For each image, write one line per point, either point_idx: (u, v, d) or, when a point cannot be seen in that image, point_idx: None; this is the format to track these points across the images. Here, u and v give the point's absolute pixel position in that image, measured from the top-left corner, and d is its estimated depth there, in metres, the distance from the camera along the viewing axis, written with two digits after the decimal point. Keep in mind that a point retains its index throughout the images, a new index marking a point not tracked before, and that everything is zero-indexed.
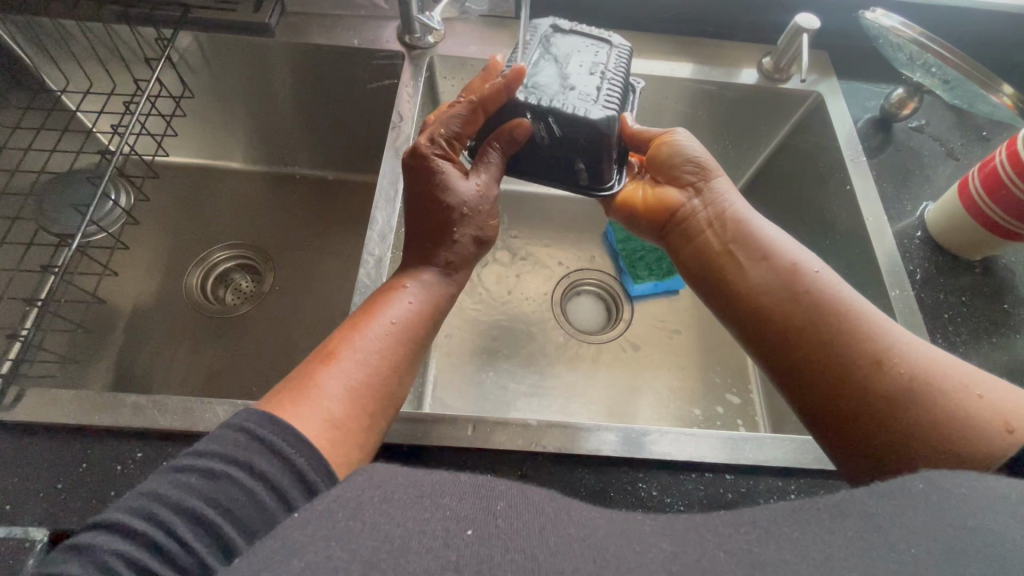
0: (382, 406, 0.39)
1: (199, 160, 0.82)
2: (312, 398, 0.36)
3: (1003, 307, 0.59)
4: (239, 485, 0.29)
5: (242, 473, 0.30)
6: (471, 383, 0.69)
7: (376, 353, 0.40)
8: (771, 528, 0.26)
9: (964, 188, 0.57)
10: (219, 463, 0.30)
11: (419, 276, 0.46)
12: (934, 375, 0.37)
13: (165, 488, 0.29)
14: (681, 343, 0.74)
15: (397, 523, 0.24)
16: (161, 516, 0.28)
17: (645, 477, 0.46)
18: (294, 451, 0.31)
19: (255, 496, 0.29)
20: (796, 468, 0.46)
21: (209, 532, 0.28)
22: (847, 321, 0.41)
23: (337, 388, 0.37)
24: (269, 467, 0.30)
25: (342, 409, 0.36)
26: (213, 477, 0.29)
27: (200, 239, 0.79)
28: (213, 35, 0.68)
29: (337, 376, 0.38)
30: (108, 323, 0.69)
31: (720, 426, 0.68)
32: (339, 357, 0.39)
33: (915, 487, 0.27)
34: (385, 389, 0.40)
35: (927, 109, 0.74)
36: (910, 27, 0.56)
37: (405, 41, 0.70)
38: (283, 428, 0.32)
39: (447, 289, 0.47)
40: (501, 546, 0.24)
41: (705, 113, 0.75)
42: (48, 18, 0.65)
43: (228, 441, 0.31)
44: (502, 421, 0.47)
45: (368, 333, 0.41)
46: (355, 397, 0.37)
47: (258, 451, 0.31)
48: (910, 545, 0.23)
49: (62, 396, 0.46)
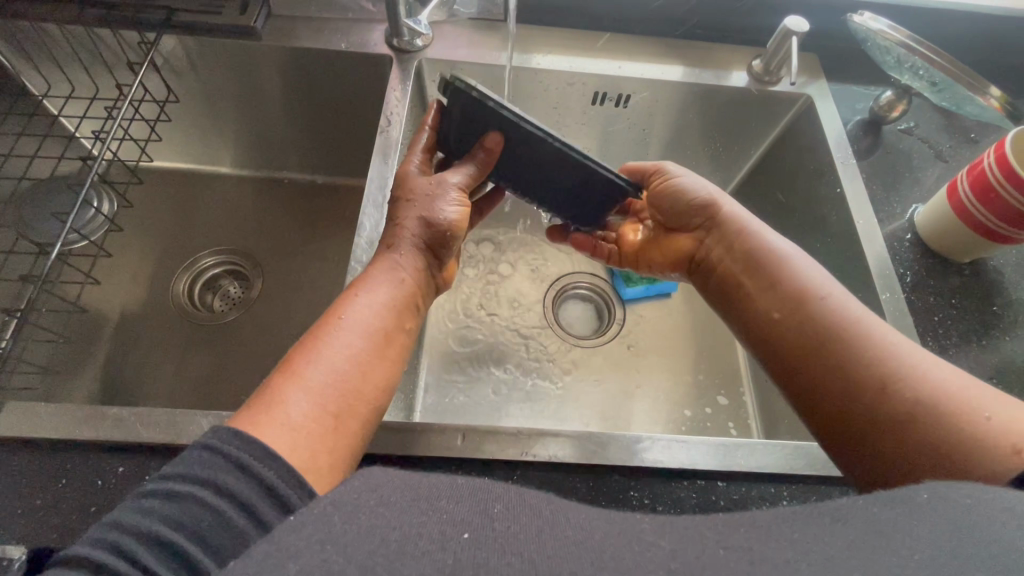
0: (351, 404, 0.37)
1: (184, 164, 0.81)
2: (271, 410, 0.34)
3: (993, 308, 0.59)
4: (203, 506, 0.28)
5: (206, 491, 0.28)
6: (462, 390, 0.68)
7: (336, 356, 0.38)
8: (772, 528, 0.25)
9: (953, 191, 0.58)
10: (182, 483, 0.28)
11: (371, 280, 0.45)
12: (923, 401, 0.36)
13: (126, 515, 0.27)
14: (674, 346, 0.74)
15: (394, 526, 0.24)
16: (122, 544, 0.26)
17: (638, 485, 0.45)
18: (262, 466, 0.30)
19: (223, 516, 0.28)
20: (789, 474, 0.46)
21: (177, 559, 0.27)
22: (839, 335, 0.41)
23: (300, 398, 0.35)
24: (236, 484, 0.29)
25: (310, 413, 0.35)
26: (175, 498, 0.28)
27: (188, 245, 0.78)
28: (199, 38, 0.67)
29: (299, 384, 0.36)
30: (94, 333, 0.67)
31: (710, 428, 0.68)
32: (294, 364, 0.37)
33: (920, 496, 0.27)
34: (348, 385, 0.38)
35: (916, 111, 0.74)
36: (896, 30, 0.56)
37: (394, 44, 0.69)
38: (249, 442, 0.30)
39: (397, 275, 0.46)
40: (499, 549, 0.23)
41: (695, 115, 0.75)
42: (28, 20, 0.63)
43: (192, 459, 0.29)
44: (494, 430, 0.46)
45: (328, 339, 0.39)
46: (318, 399, 0.36)
47: (222, 467, 0.29)
48: (914, 550, 0.23)
49: (39, 410, 0.45)
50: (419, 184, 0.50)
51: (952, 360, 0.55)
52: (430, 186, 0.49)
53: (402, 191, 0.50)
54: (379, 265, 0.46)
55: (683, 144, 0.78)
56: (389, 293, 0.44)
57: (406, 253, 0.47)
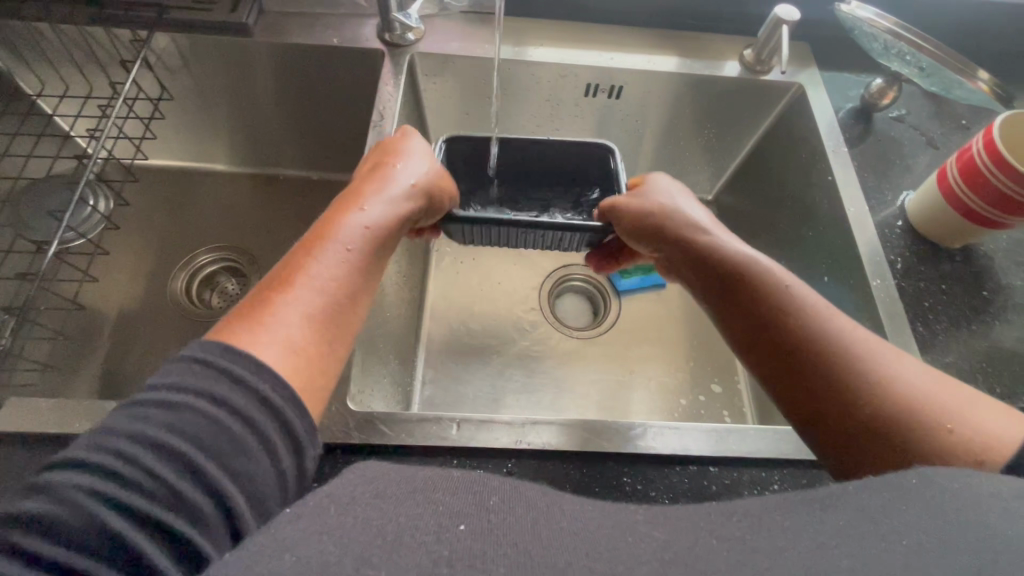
0: (339, 328, 0.38)
1: (180, 162, 0.81)
2: (267, 326, 0.34)
3: (984, 294, 0.59)
4: (205, 416, 0.29)
5: (203, 401, 0.29)
6: (459, 381, 0.69)
7: (330, 277, 0.39)
8: (765, 517, 0.26)
9: (944, 177, 0.58)
10: (181, 395, 0.29)
11: (370, 208, 0.44)
12: (887, 412, 0.36)
13: (122, 423, 0.28)
14: (670, 336, 0.75)
15: (390, 518, 0.24)
16: (127, 447, 0.27)
17: (630, 472, 0.46)
18: (260, 381, 0.31)
19: (222, 424, 0.29)
20: (779, 459, 0.46)
21: (180, 462, 0.27)
22: (807, 330, 0.41)
23: (294, 315, 0.36)
24: (232, 393, 0.30)
25: (301, 337, 0.35)
26: (172, 408, 0.29)
27: (184, 241, 0.78)
28: (191, 36, 0.67)
29: (293, 302, 0.36)
30: (93, 331, 0.68)
31: (705, 415, 0.68)
32: (292, 283, 0.37)
33: (908, 482, 0.27)
34: (337, 309, 0.38)
35: (908, 98, 0.75)
36: (883, 18, 0.56)
37: (386, 39, 0.69)
38: (242, 357, 0.31)
39: (396, 211, 0.45)
40: (496, 540, 0.23)
41: (689, 105, 0.75)
42: (21, 21, 0.63)
43: (185, 372, 0.30)
44: (487, 420, 0.47)
45: (319, 258, 0.39)
46: (314, 321, 0.36)
47: (216, 378, 0.30)
48: (904, 537, 0.24)
49: (38, 404, 0.45)
50: (413, 144, 0.51)
51: (942, 346, 0.55)
52: (418, 152, 0.51)
53: (392, 149, 0.51)
54: (375, 196, 0.45)
55: (677, 133, 0.78)
56: (388, 222, 0.44)
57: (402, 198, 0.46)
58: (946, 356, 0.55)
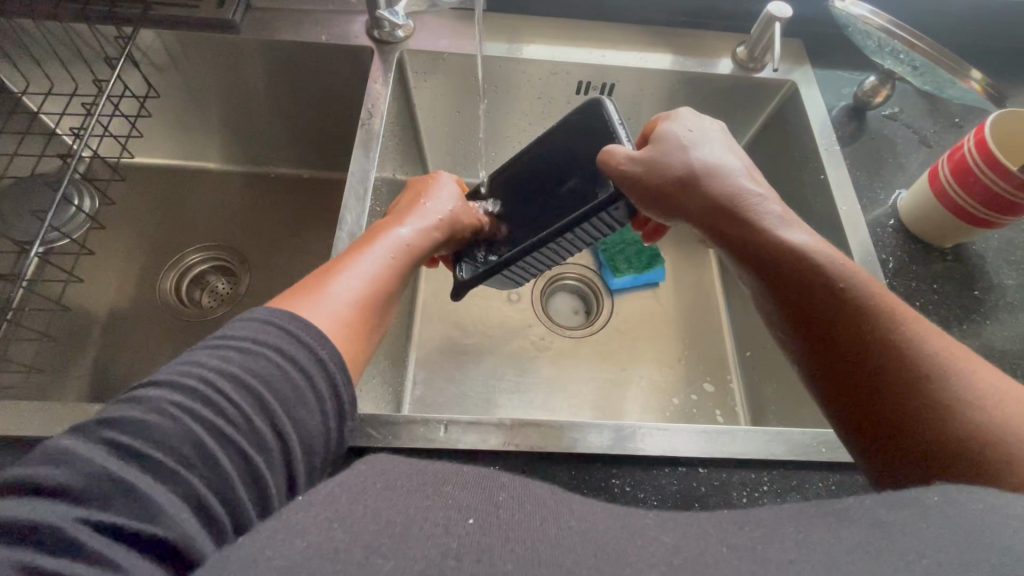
0: (377, 315, 0.42)
1: (168, 160, 0.80)
2: (321, 299, 0.38)
3: (975, 293, 0.59)
4: (278, 362, 0.32)
5: (274, 352, 0.33)
6: (450, 381, 0.68)
7: (374, 270, 0.43)
8: (776, 527, 0.25)
9: (935, 176, 0.58)
10: (254, 342, 0.33)
11: (408, 227, 0.50)
12: (949, 429, 0.34)
13: (205, 357, 0.31)
14: (663, 336, 0.74)
15: (400, 509, 0.24)
16: (212, 377, 0.30)
17: (619, 473, 0.45)
18: (318, 344, 0.34)
19: (288, 373, 0.33)
20: (768, 460, 0.46)
21: (255, 398, 0.31)
22: (856, 330, 0.39)
23: (343, 294, 0.40)
24: (298, 350, 0.33)
25: (348, 310, 0.39)
26: (248, 352, 0.32)
27: (172, 241, 0.77)
28: (177, 32, 0.66)
29: (343, 284, 0.40)
30: (80, 331, 0.67)
31: (697, 414, 0.68)
32: (342, 270, 0.42)
33: (930, 499, 0.27)
34: (378, 299, 0.42)
35: (900, 96, 0.75)
36: (878, 15, 0.56)
37: (375, 36, 0.68)
38: (303, 323, 0.35)
39: (430, 233, 0.51)
40: (503, 536, 0.23)
41: (682, 103, 0.75)
42: (3, 16, 0.62)
43: (255, 324, 0.34)
44: (476, 421, 0.46)
45: (365, 256, 0.44)
46: (360, 303, 0.40)
47: (285, 333, 0.34)
48: (921, 555, 0.23)
49: (20, 408, 0.44)
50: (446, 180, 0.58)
51: None
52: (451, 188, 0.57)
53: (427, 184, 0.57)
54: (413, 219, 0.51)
55: None
56: (422, 238, 0.50)
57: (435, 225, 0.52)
58: None
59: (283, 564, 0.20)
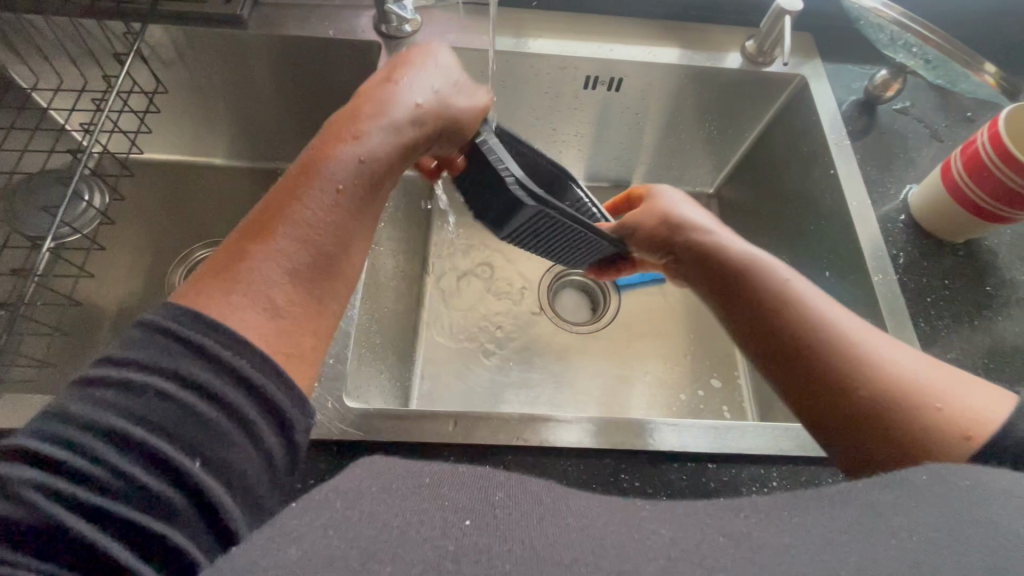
0: (326, 278, 0.37)
1: (176, 156, 0.81)
2: (245, 286, 0.34)
3: (986, 289, 0.59)
4: (172, 403, 0.29)
5: (171, 386, 0.29)
6: (457, 376, 0.68)
7: (320, 224, 0.37)
8: (771, 512, 0.25)
9: (947, 171, 0.57)
10: (147, 379, 0.29)
11: (367, 138, 0.40)
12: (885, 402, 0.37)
13: (83, 410, 0.28)
14: (670, 331, 0.74)
15: (394, 513, 0.24)
16: (90, 442, 0.27)
17: (628, 468, 0.45)
18: (235, 356, 0.31)
19: (191, 408, 0.29)
20: (778, 456, 0.46)
21: (146, 454, 0.28)
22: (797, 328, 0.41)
23: (274, 273, 0.35)
24: (203, 374, 0.30)
25: (280, 294, 0.35)
26: (137, 393, 0.29)
27: (179, 236, 0.77)
28: (184, 28, 0.66)
29: (272, 256, 0.35)
30: (89, 326, 0.68)
31: (705, 411, 0.68)
32: (275, 232, 0.36)
33: (917, 478, 0.26)
34: (324, 260, 0.37)
35: (912, 90, 0.74)
36: (890, 7, 0.55)
37: (382, 31, 0.68)
38: (217, 330, 0.31)
39: (399, 142, 0.42)
40: (501, 535, 0.23)
41: (690, 98, 0.74)
42: (11, 13, 0.62)
43: (150, 353, 0.30)
44: (483, 416, 0.46)
45: (306, 202, 0.37)
46: (297, 279, 0.35)
47: (185, 358, 0.30)
48: (912, 533, 0.23)
49: (32, 402, 0.45)
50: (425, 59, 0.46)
51: (943, 342, 0.55)
52: (433, 74, 0.45)
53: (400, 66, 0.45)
54: (373, 121, 0.41)
55: (678, 125, 0.78)
56: (391, 153, 0.41)
57: (410, 127, 0.42)
58: (948, 351, 0.54)
59: (280, 570, 0.21)
